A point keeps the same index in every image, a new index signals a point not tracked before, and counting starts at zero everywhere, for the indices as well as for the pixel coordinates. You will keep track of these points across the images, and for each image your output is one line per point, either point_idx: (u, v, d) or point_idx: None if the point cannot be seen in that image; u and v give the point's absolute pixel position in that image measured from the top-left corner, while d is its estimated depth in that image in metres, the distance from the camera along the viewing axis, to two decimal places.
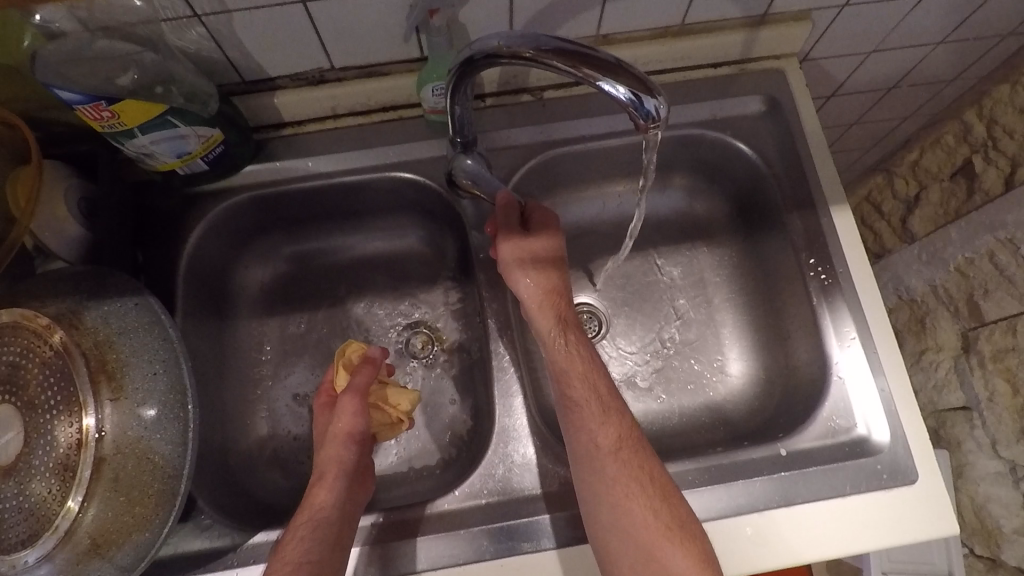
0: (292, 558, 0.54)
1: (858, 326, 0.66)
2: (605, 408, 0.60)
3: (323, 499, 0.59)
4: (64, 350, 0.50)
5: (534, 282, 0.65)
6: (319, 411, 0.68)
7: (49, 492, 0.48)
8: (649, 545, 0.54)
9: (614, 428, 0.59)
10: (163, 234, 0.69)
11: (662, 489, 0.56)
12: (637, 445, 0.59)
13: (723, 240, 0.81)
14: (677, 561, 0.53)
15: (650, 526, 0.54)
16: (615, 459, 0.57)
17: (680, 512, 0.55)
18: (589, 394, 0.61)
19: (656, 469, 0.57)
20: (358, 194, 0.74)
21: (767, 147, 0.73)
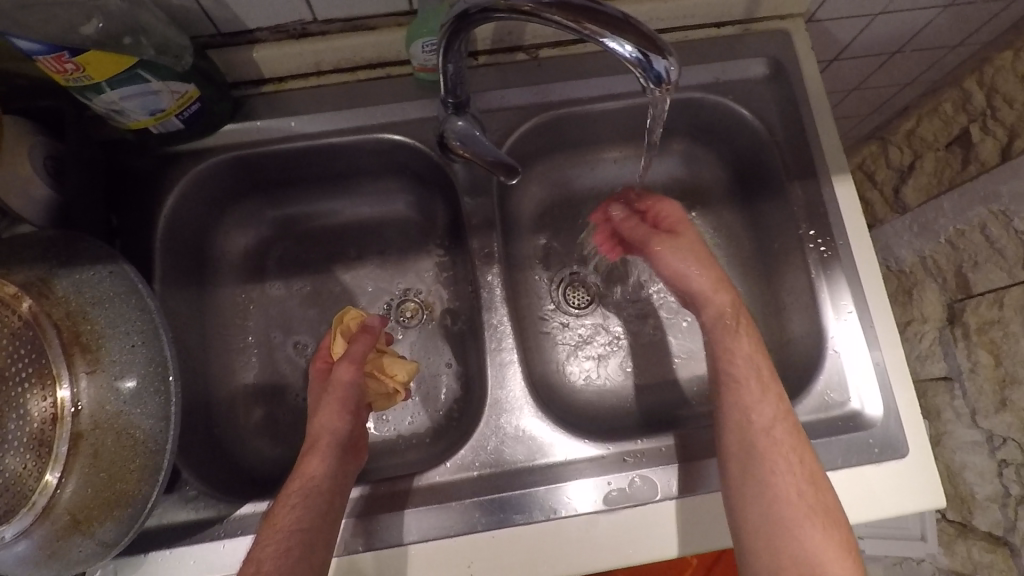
0: (284, 526, 0.53)
1: (855, 298, 0.66)
2: (763, 386, 0.58)
3: (314, 470, 0.57)
4: (33, 320, 0.46)
5: (703, 272, 0.64)
6: (316, 377, 0.66)
7: (24, 467, 0.45)
8: (787, 524, 0.52)
9: (777, 404, 0.57)
10: (138, 197, 0.65)
11: (811, 472, 0.54)
12: (794, 426, 0.57)
13: (720, 208, 0.80)
14: (814, 541, 0.51)
15: (792, 500, 0.53)
16: (768, 438, 0.55)
17: (828, 501, 0.53)
18: (750, 371, 0.59)
19: (805, 452, 0.55)
20: (345, 156, 0.71)
21: (769, 113, 0.71)
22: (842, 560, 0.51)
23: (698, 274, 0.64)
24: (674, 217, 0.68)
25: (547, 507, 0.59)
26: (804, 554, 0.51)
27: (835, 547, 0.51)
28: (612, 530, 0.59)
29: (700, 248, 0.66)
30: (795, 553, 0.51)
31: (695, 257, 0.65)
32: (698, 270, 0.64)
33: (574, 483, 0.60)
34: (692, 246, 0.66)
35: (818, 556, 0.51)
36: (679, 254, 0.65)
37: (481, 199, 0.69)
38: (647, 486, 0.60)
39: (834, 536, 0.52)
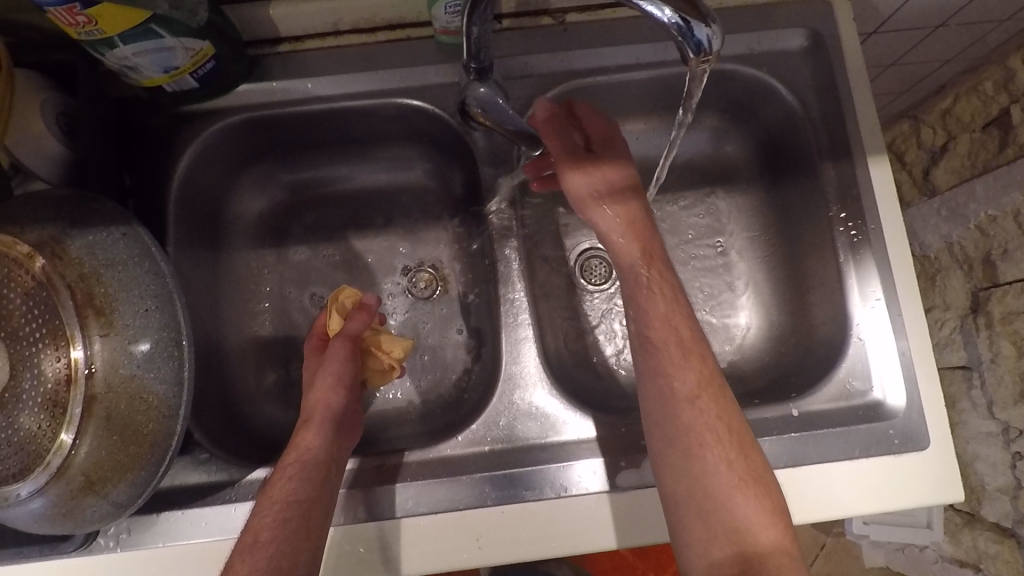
0: (280, 498, 0.54)
1: (884, 285, 0.64)
2: (685, 352, 0.56)
3: (309, 442, 0.58)
4: (45, 279, 0.44)
5: (618, 213, 0.62)
6: (310, 354, 0.67)
7: (39, 427, 0.43)
8: (717, 494, 0.51)
9: (698, 371, 0.56)
10: (151, 157, 0.64)
11: (739, 439, 0.53)
12: (720, 390, 0.55)
13: (744, 187, 0.77)
14: (745, 510, 0.50)
15: (719, 471, 0.52)
16: (695, 409, 0.54)
17: (756, 468, 0.52)
18: (668, 335, 0.57)
19: (734, 418, 0.54)
20: (362, 121, 0.69)
21: (804, 88, 0.68)
22: (772, 528, 0.50)
23: (609, 211, 0.62)
24: (602, 140, 0.63)
25: (558, 485, 0.59)
26: (737, 525, 0.50)
27: (763, 516, 0.50)
28: (622, 510, 0.59)
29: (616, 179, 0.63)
30: (727, 524, 0.50)
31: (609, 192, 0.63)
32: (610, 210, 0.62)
33: (584, 463, 0.60)
34: (623, 174, 0.63)
35: (750, 524, 0.50)
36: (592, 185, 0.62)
37: (502, 169, 0.67)
38: None
39: (763, 504, 0.51)
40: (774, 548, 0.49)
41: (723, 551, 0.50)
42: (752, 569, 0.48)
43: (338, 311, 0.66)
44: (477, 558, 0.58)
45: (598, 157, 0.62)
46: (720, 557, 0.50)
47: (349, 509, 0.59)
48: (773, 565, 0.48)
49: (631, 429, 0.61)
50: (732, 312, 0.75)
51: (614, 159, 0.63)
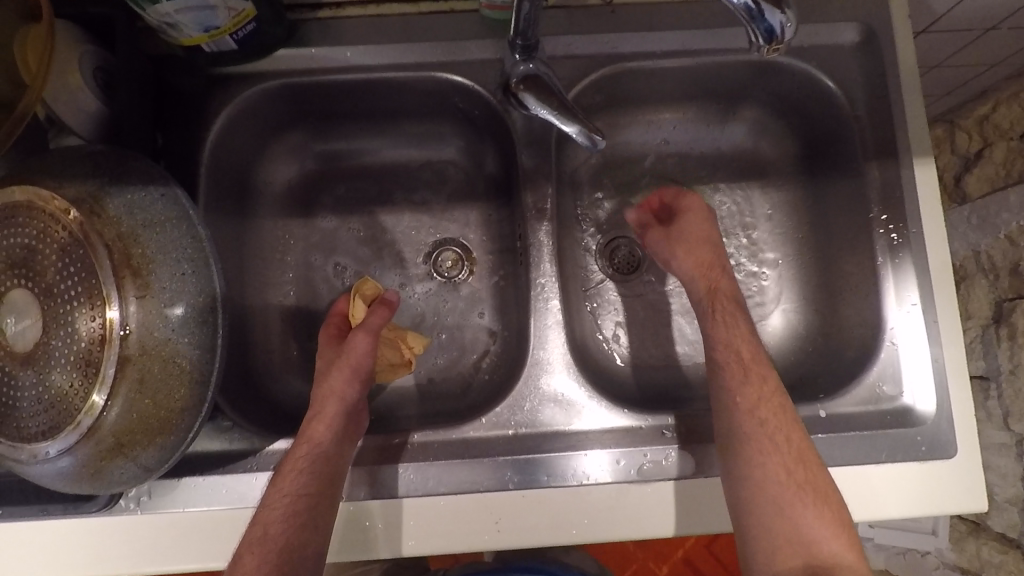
0: (290, 490, 0.53)
1: (922, 289, 0.63)
2: (745, 369, 0.59)
3: (320, 435, 0.56)
4: (82, 237, 0.43)
5: (694, 265, 0.66)
6: (327, 342, 0.65)
7: (70, 385, 0.43)
8: (784, 510, 0.54)
9: (759, 386, 0.58)
10: (184, 117, 0.63)
11: (801, 452, 0.56)
12: (781, 404, 0.58)
13: (780, 182, 0.76)
14: (809, 521, 0.54)
15: (784, 487, 0.55)
16: (761, 429, 0.56)
17: (819, 482, 0.55)
18: (730, 357, 0.60)
19: (796, 432, 0.56)
20: (399, 94, 0.68)
21: (854, 84, 0.66)
22: (838, 538, 0.53)
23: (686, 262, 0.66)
24: (688, 206, 0.68)
25: (580, 472, 0.59)
26: (804, 536, 0.53)
27: (828, 526, 0.53)
28: (642, 501, 0.59)
29: (699, 237, 0.66)
30: (794, 535, 0.54)
31: (689, 247, 0.66)
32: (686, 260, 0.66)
33: (590, 456, 0.59)
34: (699, 229, 0.67)
35: (816, 536, 0.53)
36: (671, 242, 0.67)
37: (538, 151, 0.66)
38: (684, 461, 0.59)
39: (829, 516, 0.54)
40: (842, 560, 0.52)
41: (792, 562, 0.53)
42: None
43: (361, 302, 0.66)
44: (496, 541, 0.58)
45: (679, 222, 0.68)
46: (790, 568, 0.53)
47: (369, 484, 0.59)
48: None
49: (656, 421, 0.61)
50: (761, 309, 0.74)
51: (690, 218, 0.67)
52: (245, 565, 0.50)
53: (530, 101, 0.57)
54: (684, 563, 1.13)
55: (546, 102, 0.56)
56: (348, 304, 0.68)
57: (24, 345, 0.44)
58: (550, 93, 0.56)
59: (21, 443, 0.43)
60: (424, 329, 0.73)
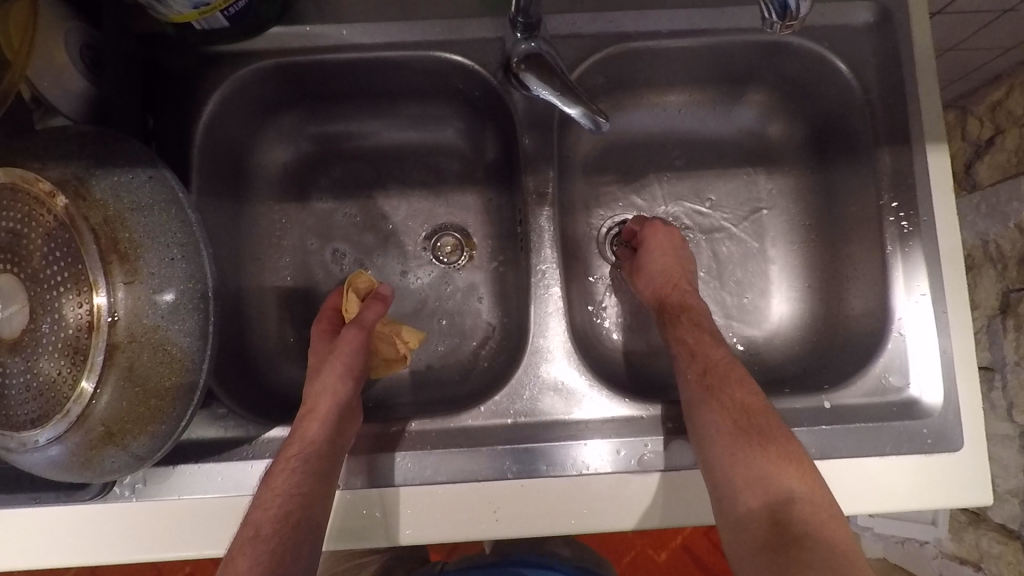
0: (281, 490, 0.52)
1: (931, 278, 0.61)
2: (694, 349, 0.62)
3: (314, 434, 0.55)
4: (67, 220, 0.42)
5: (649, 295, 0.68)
6: (319, 337, 0.64)
7: (59, 373, 0.42)
8: (736, 454, 0.54)
9: (707, 360, 0.60)
10: (175, 98, 0.61)
11: (749, 410, 0.57)
12: (729, 372, 0.59)
13: (788, 168, 0.74)
14: (760, 462, 0.54)
15: (732, 434, 0.55)
16: (707, 389, 0.58)
17: (765, 426, 0.55)
18: (684, 347, 0.62)
19: (748, 395, 0.58)
20: (397, 74, 0.66)
21: (867, 66, 0.64)
22: (792, 475, 0.53)
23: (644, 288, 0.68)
24: (657, 238, 0.69)
25: (579, 462, 0.58)
26: (758, 476, 0.53)
27: (777, 463, 0.53)
28: (643, 491, 0.58)
29: (664, 271, 0.67)
30: (750, 476, 0.53)
31: (655, 277, 0.67)
32: (644, 288, 0.68)
33: (590, 446, 0.58)
34: (664, 263, 0.67)
35: (772, 477, 0.53)
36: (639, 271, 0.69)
37: (540, 134, 0.64)
38: (686, 451, 0.59)
39: (780, 455, 0.53)
40: (799, 496, 0.52)
41: (754, 505, 0.53)
42: (783, 516, 0.51)
43: (354, 294, 0.65)
44: (494, 530, 0.58)
45: (644, 256, 0.68)
46: (751, 509, 0.53)
47: (366, 472, 0.58)
48: (801, 511, 0.51)
49: (658, 410, 0.60)
50: (766, 298, 0.73)
51: (649, 254, 0.68)
52: (235, 567, 0.47)
53: (531, 81, 0.55)
54: (682, 549, 1.13)
55: (548, 82, 0.54)
56: (341, 299, 0.67)
57: (11, 332, 0.42)
58: (552, 72, 0.55)
59: (10, 432, 0.42)
60: (424, 316, 0.72)
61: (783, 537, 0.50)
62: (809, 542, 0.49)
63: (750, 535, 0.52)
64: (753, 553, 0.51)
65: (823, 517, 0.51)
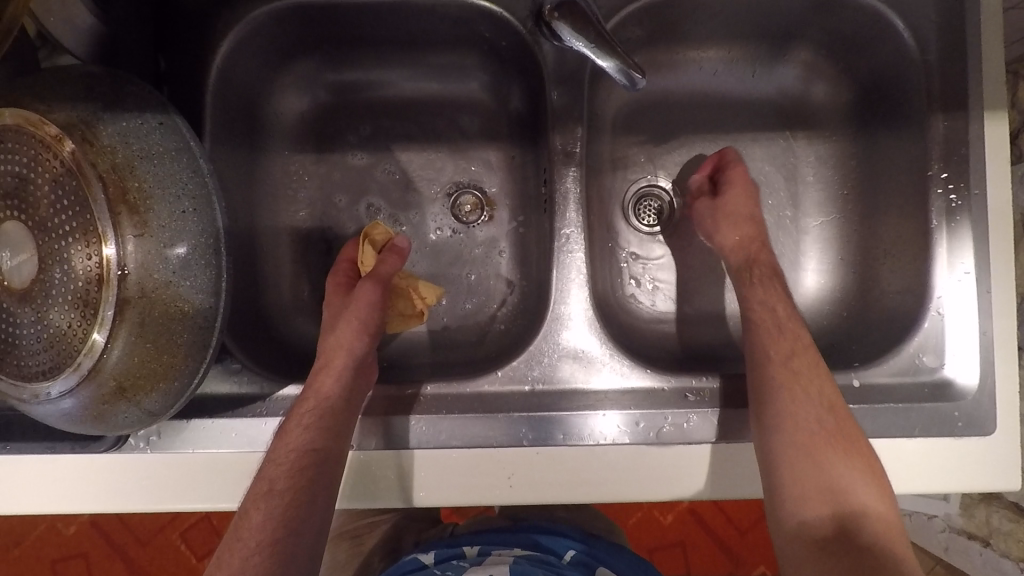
0: (296, 446, 0.51)
1: (977, 256, 0.58)
2: (779, 325, 0.58)
3: (329, 390, 0.54)
4: (74, 167, 0.40)
5: (737, 237, 0.64)
6: (334, 292, 0.63)
7: (69, 325, 0.41)
8: (816, 458, 0.52)
9: (795, 340, 0.57)
10: (186, 39, 0.58)
11: (835, 407, 0.54)
12: (814, 361, 0.56)
13: (830, 131, 0.70)
14: (841, 468, 0.52)
15: (815, 439, 0.53)
16: (793, 374, 0.55)
17: (851, 429, 0.53)
18: (767, 313, 0.59)
19: (833, 391, 0.54)
20: (419, 20, 0.62)
21: (929, 23, 0.58)
22: (869, 489, 0.51)
23: (730, 235, 0.65)
24: (735, 177, 0.66)
25: (597, 433, 0.57)
26: (834, 482, 0.52)
27: (858, 473, 0.52)
28: (660, 465, 0.57)
29: (748, 207, 0.65)
30: (825, 480, 0.52)
31: (737, 218, 0.65)
32: (730, 226, 0.65)
33: (607, 416, 0.57)
34: (746, 205, 0.65)
35: (849, 485, 0.51)
36: (717, 213, 0.65)
37: (569, 89, 0.60)
38: (708, 426, 0.57)
39: (860, 466, 0.52)
40: (871, 510, 0.51)
41: (820, 511, 0.51)
42: (849, 527, 0.50)
43: (371, 247, 0.64)
44: (507, 496, 0.57)
45: (724, 197, 0.66)
46: (818, 516, 0.51)
47: (378, 434, 0.57)
48: (870, 526, 0.50)
49: (680, 382, 0.58)
50: (797, 272, 0.70)
51: (735, 190, 0.65)
52: (250, 521, 0.48)
53: (564, 32, 0.52)
54: (690, 514, 1.13)
55: (581, 33, 0.51)
56: (357, 251, 0.65)
57: (21, 281, 0.41)
58: (587, 22, 0.51)
59: (22, 382, 0.42)
60: (440, 277, 0.70)
61: (846, 550, 0.49)
62: (871, 558, 0.49)
63: (809, 542, 0.51)
64: (811, 559, 0.50)
65: (892, 535, 0.50)
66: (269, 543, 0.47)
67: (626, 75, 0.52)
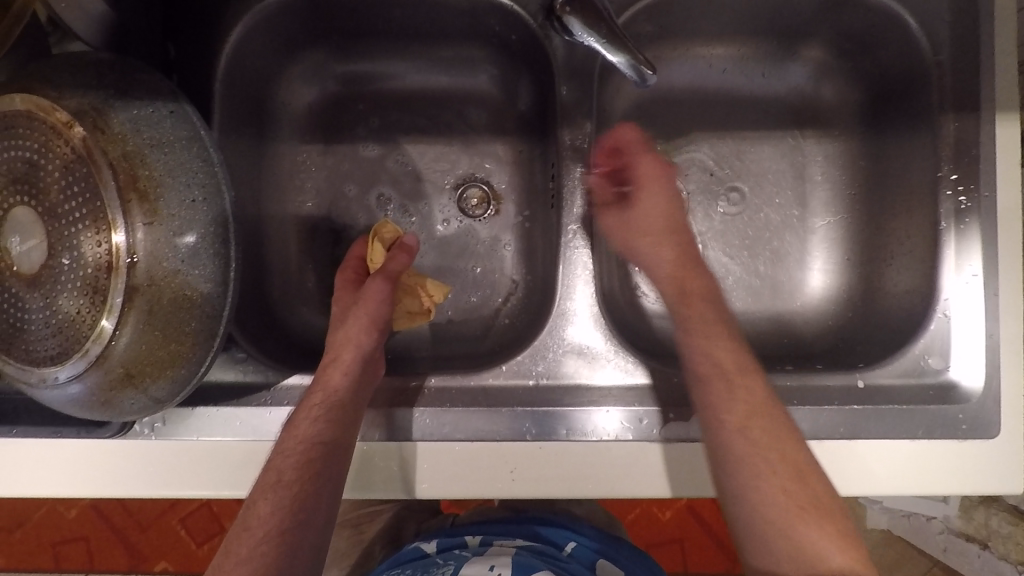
0: (304, 438, 0.51)
1: (986, 258, 0.58)
2: (730, 379, 0.52)
3: (337, 384, 0.55)
4: (85, 154, 0.40)
5: (671, 258, 0.60)
6: (342, 288, 0.63)
7: (78, 311, 0.41)
8: (785, 530, 0.46)
9: (748, 397, 0.51)
10: (196, 27, 0.58)
11: (799, 467, 0.48)
12: (775, 417, 0.50)
13: (838, 131, 0.70)
14: (815, 543, 0.45)
15: (784, 510, 0.46)
16: (749, 437, 0.49)
17: (820, 496, 0.47)
18: (711, 364, 0.53)
19: (797, 453, 0.49)
20: (430, 11, 0.62)
21: (942, 23, 0.58)
22: (854, 570, 0.44)
23: (659, 255, 0.60)
24: (648, 173, 0.62)
25: (599, 428, 0.57)
26: (810, 557, 0.44)
27: (836, 548, 0.45)
28: (662, 461, 0.57)
29: (661, 214, 0.61)
30: (800, 557, 0.45)
31: (660, 231, 0.61)
32: (662, 249, 0.60)
33: (610, 412, 0.57)
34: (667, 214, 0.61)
35: (828, 561, 0.44)
36: (628, 226, 0.61)
37: (579, 84, 0.60)
38: None
39: (839, 542, 0.45)
40: None
41: None
42: None
43: (380, 244, 0.64)
44: (508, 490, 0.57)
45: (635, 206, 0.61)
46: None
47: (382, 425, 0.57)
48: None
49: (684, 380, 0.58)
50: (803, 273, 0.70)
51: (645, 193, 0.61)
52: (258, 510, 0.48)
53: (576, 27, 0.52)
54: (687, 510, 1.14)
55: (593, 28, 0.51)
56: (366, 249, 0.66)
57: (30, 266, 0.41)
58: (599, 17, 0.51)
59: (31, 367, 0.42)
60: (445, 271, 0.70)
61: None
62: None
63: None
64: None
65: None
66: (278, 533, 0.47)
67: (637, 70, 0.52)
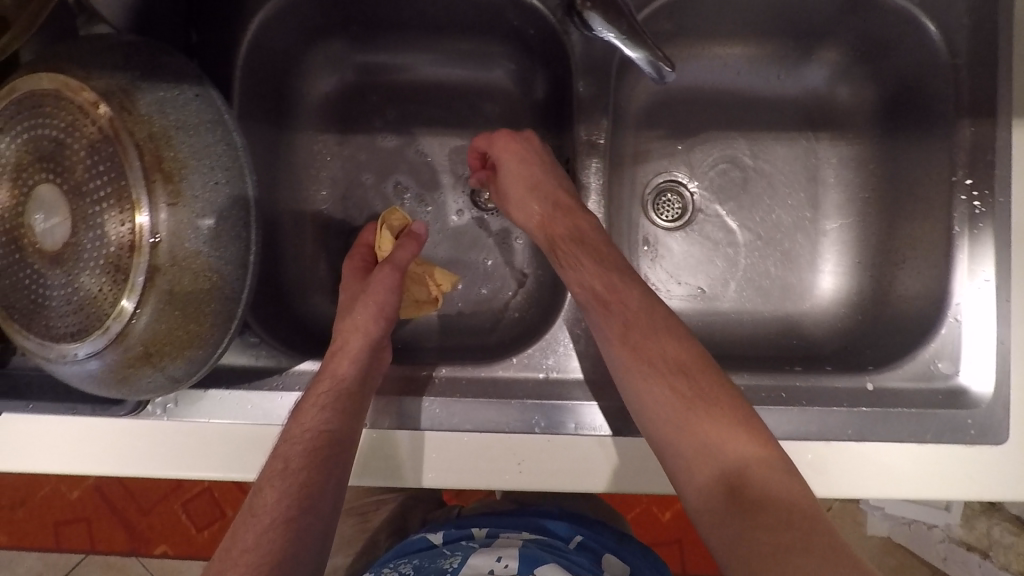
0: (312, 425, 0.52)
1: (999, 264, 0.57)
2: (608, 304, 0.55)
3: (344, 372, 0.55)
4: (112, 134, 0.40)
5: (539, 211, 0.61)
6: (352, 276, 0.64)
7: (99, 289, 0.41)
8: (680, 422, 0.50)
9: (622, 317, 0.54)
10: (220, 13, 0.59)
11: (682, 367, 0.52)
12: (660, 326, 0.54)
13: (854, 133, 0.70)
14: (705, 430, 0.49)
15: (673, 405, 0.50)
16: (635, 353, 0.53)
17: (702, 384, 0.51)
18: (590, 297, 0.56)
19: (684, 355, 0.52)
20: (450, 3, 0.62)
21: (960, 27, 0.58)
22: (740, 440, 0.48)
23: (528, 214, 0.62)
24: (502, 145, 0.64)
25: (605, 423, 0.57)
26: (704, 442, 0.49)
27: (725, 429, 0.49)
28: None
29: (522, 173, 0.62)
30: (698, 444, 0.49)
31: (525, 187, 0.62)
32: (523, 207, 0.62)
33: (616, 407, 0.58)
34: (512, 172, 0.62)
35: (719, 443, 0.48)
36: (508, 189, 0.63)
37: (596, 79, 0.61)
38: None
39: (727, 420, 0.49)
40: (748, 458, 0.47)
41: (706, 477, 0.48)
42: (738, 483, 0.46)
43: (388, 231, 0.64)
44: (516, 482, 0.56)
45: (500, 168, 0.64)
46: (705, 483, 0.48)
47: (391, 414, 0.58)
48: (756, 475, 0.46)
49: None
50: (813, 275, 0.70)
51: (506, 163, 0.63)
52: (264, 497, 0.48)
53: (596, 22, 0.52)
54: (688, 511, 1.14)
55: (613, 23, 0.51)
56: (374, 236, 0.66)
57: (53, 243, 0.42)
58: (619, 13, 0.51)
59: (51, 342, 0.43)
60: (456, 262, 0.70)
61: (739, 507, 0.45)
62: (764, 508, 0.45)
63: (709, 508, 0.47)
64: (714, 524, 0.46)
65: (784, 481, 0.46)
66: (285, 519, 0.47)
67: (656, 66, 0.52)
